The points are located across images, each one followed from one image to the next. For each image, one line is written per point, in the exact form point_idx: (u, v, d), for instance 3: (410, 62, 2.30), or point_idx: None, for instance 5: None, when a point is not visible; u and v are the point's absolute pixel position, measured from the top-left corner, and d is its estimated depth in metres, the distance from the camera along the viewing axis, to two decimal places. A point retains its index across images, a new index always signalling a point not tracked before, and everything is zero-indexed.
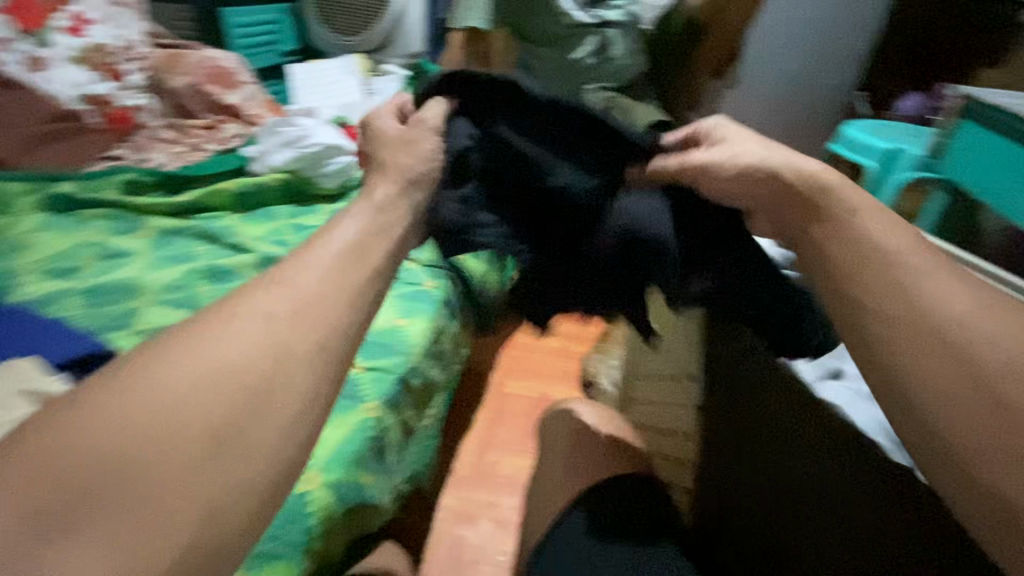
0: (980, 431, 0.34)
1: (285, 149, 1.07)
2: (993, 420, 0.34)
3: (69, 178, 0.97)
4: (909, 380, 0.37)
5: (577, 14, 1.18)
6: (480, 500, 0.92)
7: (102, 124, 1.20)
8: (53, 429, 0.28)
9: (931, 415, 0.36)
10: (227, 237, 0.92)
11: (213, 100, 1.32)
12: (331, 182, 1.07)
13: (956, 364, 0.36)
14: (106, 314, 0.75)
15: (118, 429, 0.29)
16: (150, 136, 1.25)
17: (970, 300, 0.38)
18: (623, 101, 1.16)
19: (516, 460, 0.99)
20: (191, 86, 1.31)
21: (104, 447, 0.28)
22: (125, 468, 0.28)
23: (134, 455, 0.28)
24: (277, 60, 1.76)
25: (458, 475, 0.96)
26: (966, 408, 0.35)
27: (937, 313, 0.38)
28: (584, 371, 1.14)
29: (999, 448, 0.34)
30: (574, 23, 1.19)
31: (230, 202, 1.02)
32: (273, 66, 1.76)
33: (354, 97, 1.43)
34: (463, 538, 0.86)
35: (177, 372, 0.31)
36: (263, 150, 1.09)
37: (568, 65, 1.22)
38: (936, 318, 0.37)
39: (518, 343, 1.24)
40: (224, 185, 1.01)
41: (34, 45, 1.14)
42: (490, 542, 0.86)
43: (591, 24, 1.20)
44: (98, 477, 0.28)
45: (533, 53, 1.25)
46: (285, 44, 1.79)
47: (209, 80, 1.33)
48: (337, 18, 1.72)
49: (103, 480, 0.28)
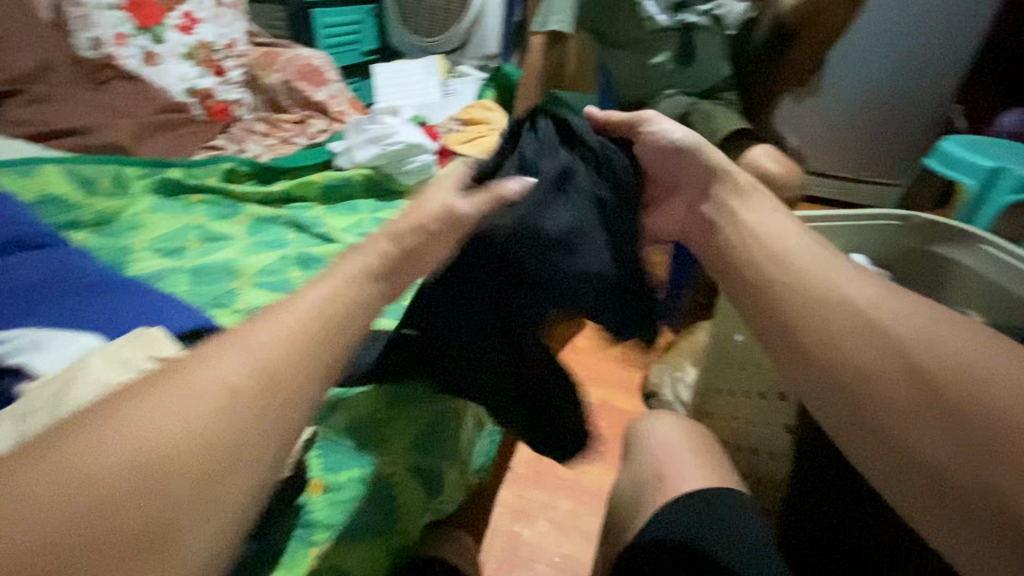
0: (907, 412, 0.34)
1: (370, 146, 1.12)
2: (905, 394, 0.34)
3: (178, 164, 1.04)
4: (849, 357, 0.37)
5: (662, 18, 1.18)
6: (538, 499, 0.93)
7: (202, 117, 1.29)
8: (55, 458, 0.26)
9: (856, 377, 0.36)
10: (316, 227, 0.98)
11: (302, 97, 1.39)
12: (411, 178, 1.12)
13: (873, 353, 0.36)
14: (210, 292, 0.81)
15: (199, 409, 0.29)
16: (245, 128, 1.32)
17: (879, 295, 0.39)
18: (705, 106, 1.14)
19: (575, 463, 0.99)
20: (283, 83, 1.39)
21: (119, 482, 0.26)
22: (146, 500, 0.26)
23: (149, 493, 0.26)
24: (358, 59, 1.86)
25: (517, 472, 0.97)
26: (889, 386, 0.35)
27: (899, 328, 0.37)
28: (646, 380, 1.13)
29: (913, 419, 0.34)
30: (658, 27, 1.18)
31: (318, 195, 1.07)
32: (354, 64, 1.86)
33: (433, 97, 1.50)
34: (521, 535, 0.87)
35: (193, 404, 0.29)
36: (349, 146, 1.14)
37: (649, 70, 1.21)
38: (840, 307, 0.39)
39: (579, 347, 1.24)
40: (313, 178, 1.07)
41: (148, 42, 1.24)
42: (548, 541, 0.87)
43: (674, 28, 1.19)
44: (113, 512, 0.25)
45: (613, 57, 1.25)
46: (366, 44, 1.88)
47: (299, 77, 1.39)
48: (418, 21, 1.79)
49: (116, 519, 0.25)
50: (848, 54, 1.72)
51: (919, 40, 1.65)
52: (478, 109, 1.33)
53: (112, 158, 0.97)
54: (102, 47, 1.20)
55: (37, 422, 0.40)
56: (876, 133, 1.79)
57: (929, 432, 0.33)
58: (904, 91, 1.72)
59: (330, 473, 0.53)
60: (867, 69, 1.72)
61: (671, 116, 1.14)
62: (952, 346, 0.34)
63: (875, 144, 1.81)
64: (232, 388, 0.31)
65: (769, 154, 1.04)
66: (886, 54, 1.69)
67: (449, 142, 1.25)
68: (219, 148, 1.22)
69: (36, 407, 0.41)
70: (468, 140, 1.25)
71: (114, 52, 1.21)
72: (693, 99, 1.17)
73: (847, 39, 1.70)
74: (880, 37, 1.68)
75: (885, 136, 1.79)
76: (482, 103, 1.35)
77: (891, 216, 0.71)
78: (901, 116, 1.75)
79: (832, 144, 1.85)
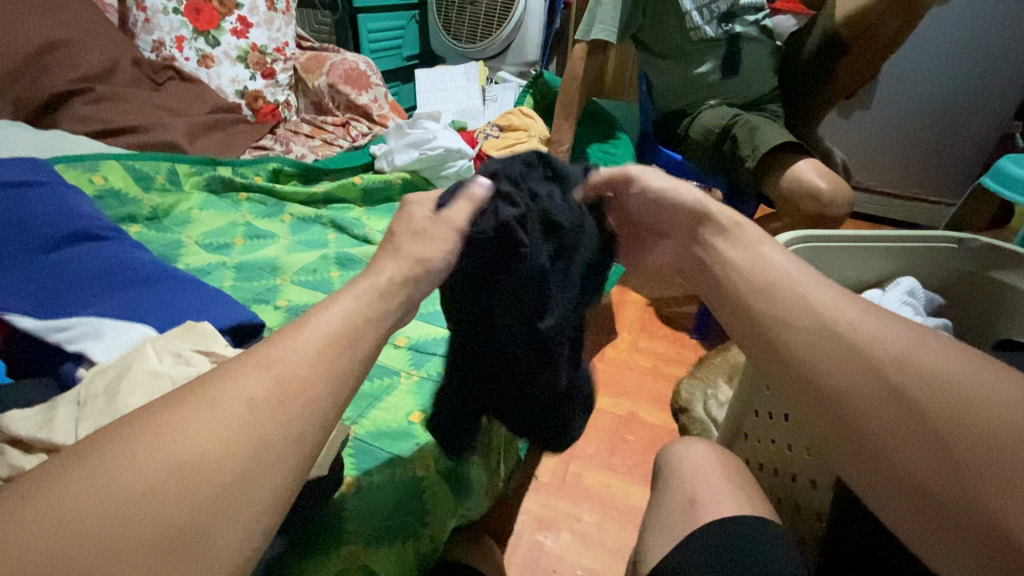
0: (883, 426, 0.32)
1: (410, 150, 1.14)
2: (886, 409, 0.32)
3: (228, 162, 1.08)
4: (819, 370, 0.35)
5: (709, 28, 1.15)
6: (562, 508, 0.92)
7: (251, 117, 1.35)
8: (77, 471, 0.26)
9: (827, 394, 0.34)
10: (355, 229, 1.00)
11: (345, 100, 1.42)
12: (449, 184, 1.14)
13: (847, 372, 0.34)
14: (252, 288, 0.83)
15: (228, 421, 0.29)
16: (290, 129, 1.36)
17: (856, 308, 0.37)
18: (751, 118, 1.11)
19: (601, 475, 0.98)
20: (328, 87, 1.43)
21: (134, 490, 0.26)
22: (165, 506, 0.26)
23: (169, 505, 0.26)
24: (400, 63, 1.91)
25: (542, 480, 0.97)
26: (867, 402, 0.33)
27: (866, 337, 0.35)
28: (676, 395, 1.11)
29: (891, 432, 0.32)
30: (703, 37, 1.15)
31: (358, 197, 1.10)
32: (396, 69, 1.90)
33: (473, 103, 1.52)
34: (544, 545, 0.87)
35: (202, 420, 0.29)
36: (390, 149, 1.16)
37: (692, 80, 1.20)
38: (811, 320, 0.37)
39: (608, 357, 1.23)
40: (354, 180, 1.10)
41: (205, 44, 1.31)
42: (570, 554, 0.86)
43: (720, 39, 1.16)
44: (134, 525, 0.25)
45: (656, 66, 1.24)
46: (408, 49, 1.92)
47: (343, 81, 1.43)
48: (460, 27, 1.81)
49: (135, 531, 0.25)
50: (906, 65, 1.65)
51: (982, 53, 1.58)
52: (517, 115, 1.34)
53: (167, 156, 1.02)
54: (162, 50, 1.28)
55: (95, 408, 0.42)
56: (929, 148, 1.72)
57: (911, 447, 0.31)
58: (963, 105, 1.64)
59: (362, 472, 0.54)
60: (922, 83, 1.65)
61: (714, 127, 1.13)
62: (930, 360, 0.32)
63: (927, 160, 1.74)
64: (252, 399, 0.30)
65: (816, 170, 1.00)
66: (944, 68, 1.62)
67: (487, 148, 1.26)
68: (266, 148, 1.26)
69: (94, 394, 0.43)
70: (505, 146, 1.25)
71: (173, 55, 1.29)
72: (736, 110, 1.15)
73: (903, 50, 1.64)
74: (939, 50, 1.60)
75: (940, 152, 1.71)
76: (520, 109, 1.35)
77: (944, 238, 0.68)
78: (959, 131, 1.67)
79: (886, 159, 1.78)
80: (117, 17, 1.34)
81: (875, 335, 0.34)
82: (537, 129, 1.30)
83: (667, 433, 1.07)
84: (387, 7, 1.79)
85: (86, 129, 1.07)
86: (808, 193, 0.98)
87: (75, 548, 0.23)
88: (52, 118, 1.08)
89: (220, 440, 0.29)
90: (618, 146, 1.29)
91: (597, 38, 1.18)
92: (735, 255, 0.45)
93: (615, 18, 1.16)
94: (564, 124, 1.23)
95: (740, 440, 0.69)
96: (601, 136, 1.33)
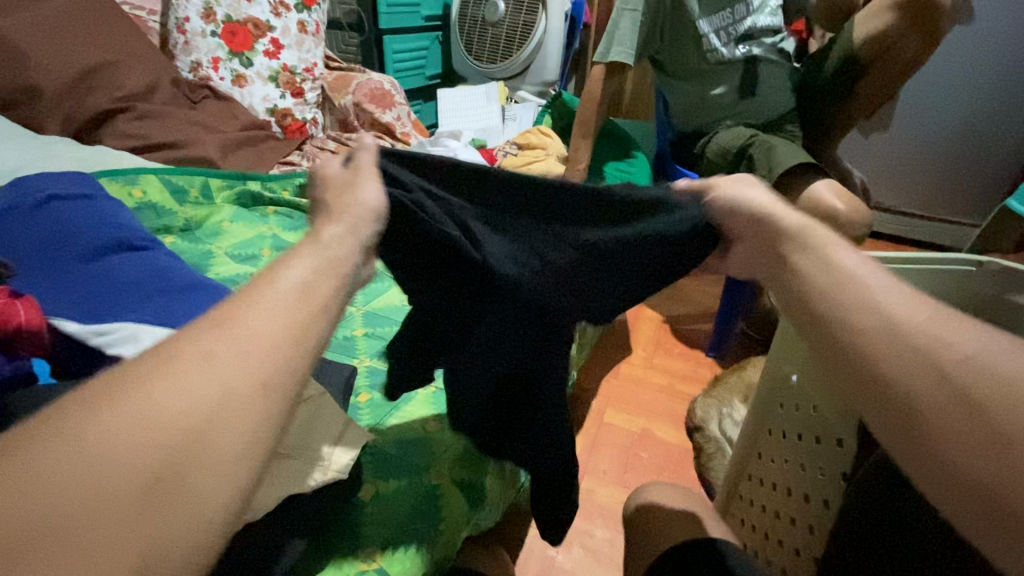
0: (944, 418, 0.30)
1: None
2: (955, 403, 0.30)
3: (257, 177, 1.12)
4: (870, 356, 0.34)
5: (725, 50, 1.17)
6: (574, 524, 0.92)
7: (280, 134, 1.41)
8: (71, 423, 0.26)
9: (883, 378, 0.33)
10: None
11: (370, 117, 1.47)
12: None
13: (908, 365, 0.32)
14: None
15: (210, 383, 0.29)
16: (316, 146, 1.41)
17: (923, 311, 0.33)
18: (767, 139, 1.12)
19: (613, 492, 0.98)
20: (354, 105, 1.48)
21: (118, 444, 0.26)
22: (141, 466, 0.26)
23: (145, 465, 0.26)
24: (422, 83, 1.97)
25: None
26: (924, 391, 0.31)
27: (925, 330, 0.33)
28: (690, 414, 1.10)
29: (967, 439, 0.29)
30: (720, 58, 1.18)
31: None
32: (418, 88, 1.97)
33: (492, 121, 1.56)
34: (555, 561, 0.87)
35: (190, 385, 0.29)
36: None
37: (709, 100, 1.22)
38: (876, 320, 0.34)
39: (622, 374, 1.23)
40: None
41: (239, 65, 1.37)
42: (581, 570, 0.85)
43: (737, 61, 1.18)
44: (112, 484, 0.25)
45: (673, 87, 1.26)
46: (431, 69, 1.99)
47: (368, 99, 1.48)
48: (481, 48, 1.87)
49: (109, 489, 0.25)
50: (927, 86, 1.64)
51: (1006, 74, 1.57)
52: (535, 134, 1.37)
53: (201, 170, 1.06)
54: (198, 70, 1.36)
55: None
56: (952, 169, 1.70)
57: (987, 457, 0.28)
58: (987, 126, 1.62)
59: (380, 479, 0.55)
60: (944, 104, 1.64)
61: (731, 147, 1.14)
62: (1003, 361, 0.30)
63: (952, 180, 1.71)
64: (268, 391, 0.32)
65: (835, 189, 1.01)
66: (965, 89, 1.61)
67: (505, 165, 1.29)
68: (292, 163, 1.31)
69: None
70: (523, 164, 1.28)
71: (209, 74, 1.36)
72: (753, 131, 1.16)
73: (923, 71, 1.63)
74: (959, 71, 1.60)
75: (964, 173, 1.69)
76: (539, 128, 1.39)
77: (964, 261, 0.68)
78: (983, 152, 1.65)
79: (907, 180, 1.76)
80: (158, 40, 1.42)
81: (931, 328, 0.33)
82: (555, 148, 1.33)
83: (681, 452, 1.07)
84: (412, 29, 1.86)
85: (127, 145, 1.13)
86: (825, 213, 0.99)
87: (59, 502, 0.24)
88: (95, 134, 1.14)
89: (202, 404, 0.28)
90: (634, 165, 1.31)
91: (615, 60, 1.20)
92: (796, 266, 0.41)
93: (631, 40, 1.19)
94: (581, 143, 1.25)
95: (755, 459, 0.69)
96: (617, 154, 1.35)
